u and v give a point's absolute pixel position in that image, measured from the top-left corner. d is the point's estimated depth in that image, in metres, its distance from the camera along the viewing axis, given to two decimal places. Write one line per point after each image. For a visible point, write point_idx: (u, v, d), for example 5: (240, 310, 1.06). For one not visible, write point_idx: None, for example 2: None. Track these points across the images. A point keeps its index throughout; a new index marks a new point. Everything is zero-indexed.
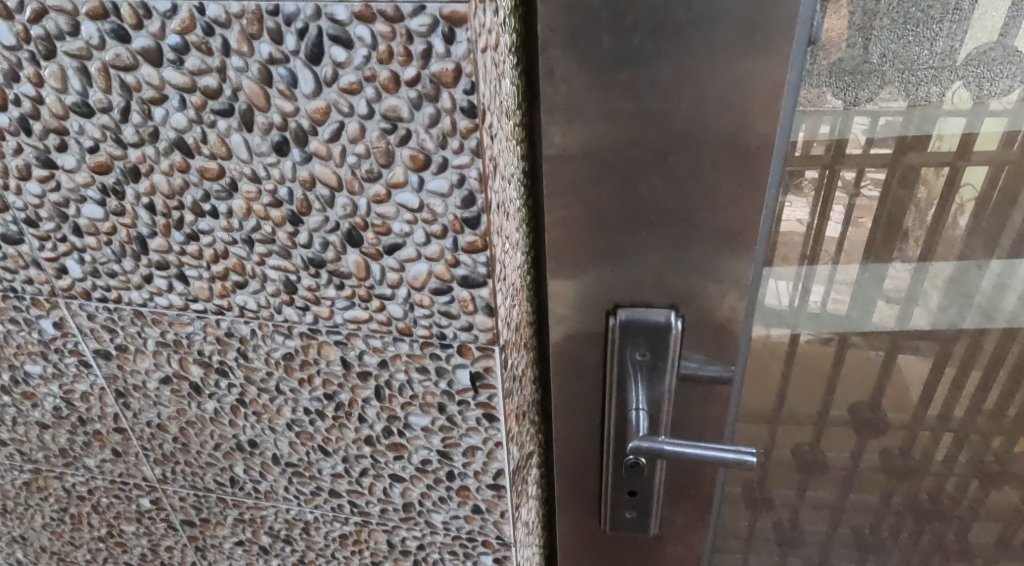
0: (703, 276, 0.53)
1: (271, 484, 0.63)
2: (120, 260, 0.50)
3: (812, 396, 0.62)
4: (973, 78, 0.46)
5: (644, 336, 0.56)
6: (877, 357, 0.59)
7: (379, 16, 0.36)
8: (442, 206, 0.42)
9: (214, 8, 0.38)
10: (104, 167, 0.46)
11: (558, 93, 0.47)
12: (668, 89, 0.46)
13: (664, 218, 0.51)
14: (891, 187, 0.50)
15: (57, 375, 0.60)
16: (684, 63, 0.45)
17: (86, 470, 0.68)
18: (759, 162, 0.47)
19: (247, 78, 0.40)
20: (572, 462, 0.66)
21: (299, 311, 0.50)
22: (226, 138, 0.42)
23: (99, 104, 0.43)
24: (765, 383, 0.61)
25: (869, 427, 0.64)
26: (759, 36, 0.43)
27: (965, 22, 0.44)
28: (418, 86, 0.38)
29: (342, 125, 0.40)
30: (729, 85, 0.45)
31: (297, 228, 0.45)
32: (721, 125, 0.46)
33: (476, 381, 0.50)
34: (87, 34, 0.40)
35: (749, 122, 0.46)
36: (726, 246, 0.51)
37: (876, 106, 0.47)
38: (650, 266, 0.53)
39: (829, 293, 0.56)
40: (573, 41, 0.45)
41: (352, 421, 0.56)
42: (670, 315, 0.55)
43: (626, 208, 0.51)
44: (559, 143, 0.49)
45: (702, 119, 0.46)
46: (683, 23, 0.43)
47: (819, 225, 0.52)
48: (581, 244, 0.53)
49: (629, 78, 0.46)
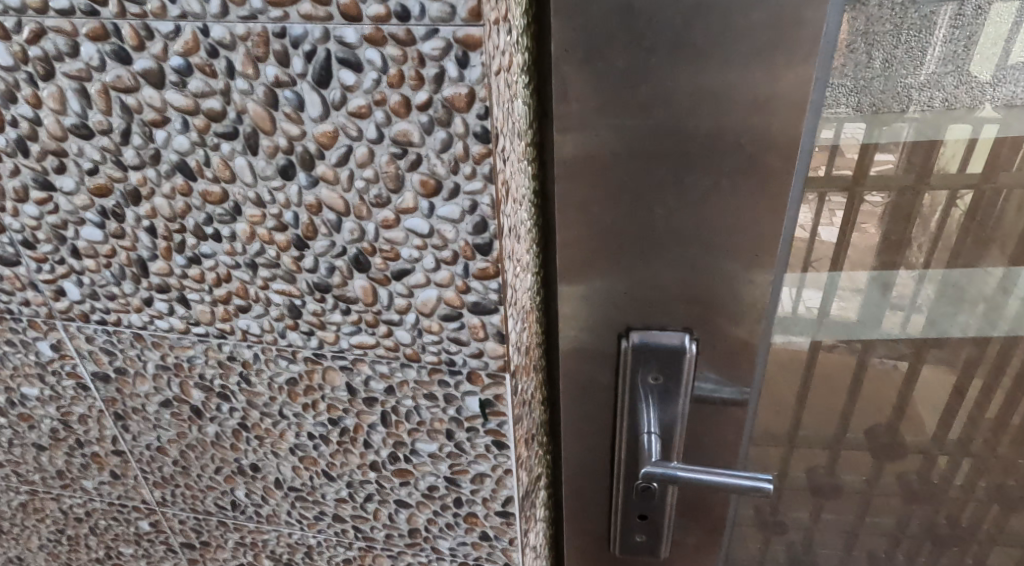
0: (719, 298, 0.51)
1: (273, 508, 0.62)
2: (119, 283, 0.49)
3: (827, 418, 0.60)
4: (975, 84, 0.45)
5: (656, 359, 0.54)
6: (896, 380, 0.58)
7: (390, 39, 0.35)
8: (453, 232, 0.40)
9: (218, 30, 0.36)
10: (104, 189, 0.44)
11: (571, 113, 0.46)
12: (684, 107, 0.44)
13: (679, 237, 0.49)
14: (912, 210, 0.49)
15: (55, 397, 0.59)
16: (701, 82, 0.43)
17: (84, 493, 0.67)
18: (779, 183, 0.46)
19: (252, 101, 0.38)
20: (581, 485, 0.65)
21: (303, 336, 0.49)
22: (230, 161, 0.41)
23: (99, 126, 0.41)
24: (782, 405, 0.59)
25: (885, 450, 0.62)
26: (781, 55, 0.42)
27: (969, 27, 0.43)
28: (429, 111, 0.36)
29: (351, 149, 0.39)
30: (749, 104, 0.43)
31: (302, 252, 0.44)
32: (740, 145, 0.45)
33: (486, 408, 0.49)
34: (87, 56, 0.39)
35: (769, 142, 0.45)
36: (744, 267, 0.50)
37: (877, 112, 0.45)
38: (663, 287, 0.52)
39: (849, 313, 0.54)
40: (588, 60, 0.44)
41: (357, 446, 0.55)
42: (684, 339, 0.53)
43: (639, 227, 0.49)
44: (572, 164, 0.48)
45: (721, 138, 0.45)
46: (701, 42, 0.42)
47: (838, 250, 0.51)
48: (594, 264, 0.52)
49: (640, 94, 0.44)
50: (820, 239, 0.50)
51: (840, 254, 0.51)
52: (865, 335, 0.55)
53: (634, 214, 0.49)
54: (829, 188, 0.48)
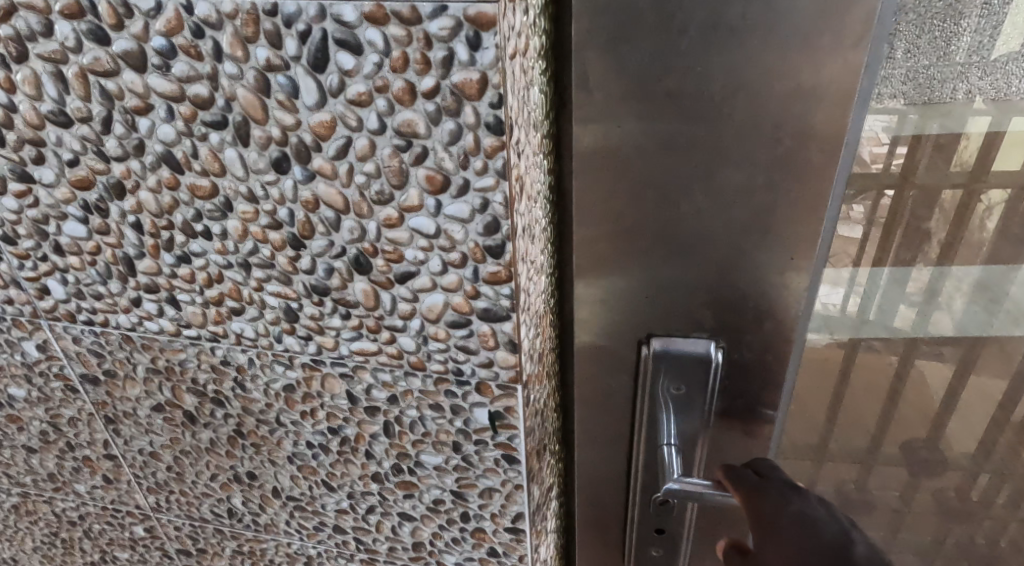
0: (748, 304, 0.48)
1: (271, 517, 0.59)
2: (105, 281, 0.46)
3: (862, 430, 0.56)
4: (1005, 77, 0.40)
5: (678, 366, 0.51)
6: (936, 392, 0.54)
7: (392, 17, 0.31)
8: (462, 232, 0.37)
9: (203, 7, 0.33)
10: (86, 182, 0.41)
11: (592, 102, 0.42)
12: (716, 98, 0.40)
13: (708, 238, 0.45)
14: (963, 216, 0.45)
15: (43, 399, 0.56)
16: (737, 70, 0.39)
17: (76, 496, 0.64)
18: (818, 182, 0.42)
19: (242, 87, 0.35)
20: (594, 495, 0.61)
21: (300, 341, 0.45)
22: (220, 153, 0.38)
23: (78, 114, 0.38)
24: (812, 414, 0.55)
25: (920, 464, 0.59)
26: (827, 41, 0.38)
27: (998, 16, 0.38)
28: (437, 98, 0.33)
29: (350, 140, 0.35)
30: (792, 94, 0.39)
31: (299, 252, 0.41)
32: (778, 140, 0.41)
33: (496, 420, 0.45)
34: (62, 35, 0.35)
35: (811, 138, 0.41)
36: (779, 273, 0.46)
37: (897, 103, 0.41)
38: (686, 291, 0.48)
39: (888, 315, 0.50)
40: (611, 44, 0.40)
41: (358, 456, 0.51)
42: (709, 346, 0.50)
43: (661, 227, 0.46)
44: (592, 158, 0.44)
45: (757, 132, 0.41)
46: (739, 22, 0.38)
47: (882, 252, 0.46)
48: (614, 265, 0.48)
49: (660, 83, 0.41)
50: (868, 241, 0.46)
51: (884, 258, 0.47)
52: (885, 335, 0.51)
53: (652, 213, 0.45)
54: (876, 187, 0.44)
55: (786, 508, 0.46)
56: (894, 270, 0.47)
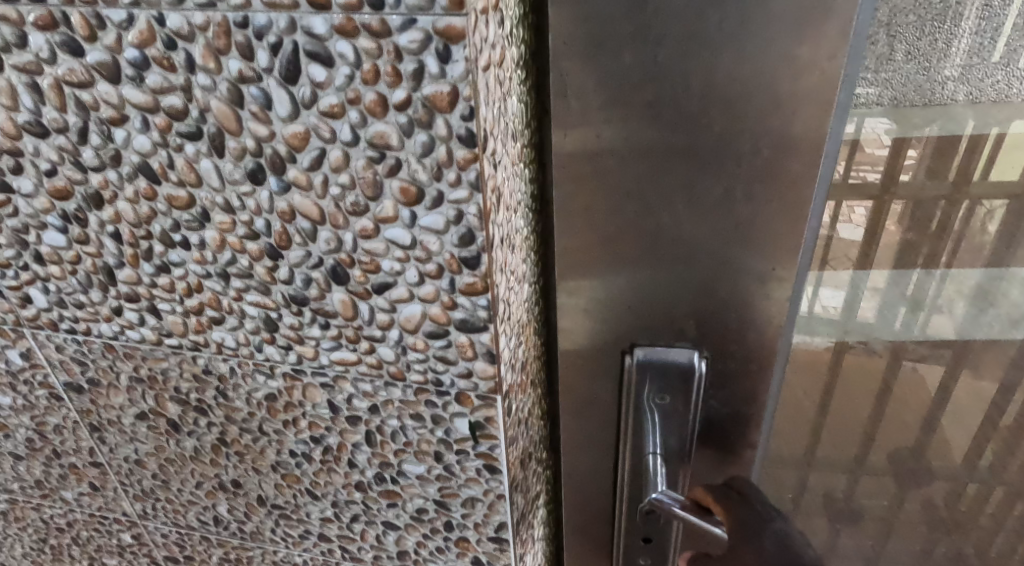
0: (731, 314, 0.47)
1: (257, 525, 0.59)
2: (86, 290, 0.46)
3: (849, 437, 0.56)
4: (1008, 78, 0.40)
5: (661, 375, 0.50)
6: (921, 399, 0.54)
7: (362, 30, 0.31)
8: (437, 243, 0.37)
9: (174, 19, 0.33)
10: (64, 192, 0.41)
11: (571, 112, 0.42)
12: (695, 108, 0.40)
13: (688, 249, 0.45)
14: (948, 222, 0.45)
15: (28, 407, 0.56)
16: (715, 81, 0.39)
17: (64, 503, 0.64)
18: (799, 193, 0.42)
19: (216, 98, 0.35)
20: (580, 501, 0.61)
21: (281, 350, 0.45)
22: (195, 164, 0.38)
23: (55, 124, 0.38)
24: (799, 421, 0.55)
25: (906, 471, 0.58)
26: (806, 49, 0.37)
27: (999, 18, 0.38)
28: (409, 111, 0.33)
29: (324, 152, 0.35)
30: (770, 103, 0.39)
31: (276, 262, 0.41)
32: (757, 150, 0.41)
33: (476, 430, 0.45)
34: (37, 47, 0.35)
35: (790, 147, 0.40)
36: (760, 284, 0.45)
37: (898, 106, 0.41)
38: (670, 301, 0.48)
39: (873, 317, 0.49)
40: (589, 55, 0.40)
41: (341, 465, 0.51)
42: (693, 356, 0.49)
43: (643, 237, 0.45)
44: (573, 168, 0.44)
45: (736, 141, 0.41)
46: (716, 32, 0.38)
47: (865, 258, 0.46)
48: (595, 274, 0.48)
49: (641, 92, 0.40)
50: (853, 247, 0.46)
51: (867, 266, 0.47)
52: (885, 339, 0.50)
53: (632, 223, 0.45)
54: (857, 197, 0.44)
55: (766, 525, 0.44)
56: (880, 273, 0.47)
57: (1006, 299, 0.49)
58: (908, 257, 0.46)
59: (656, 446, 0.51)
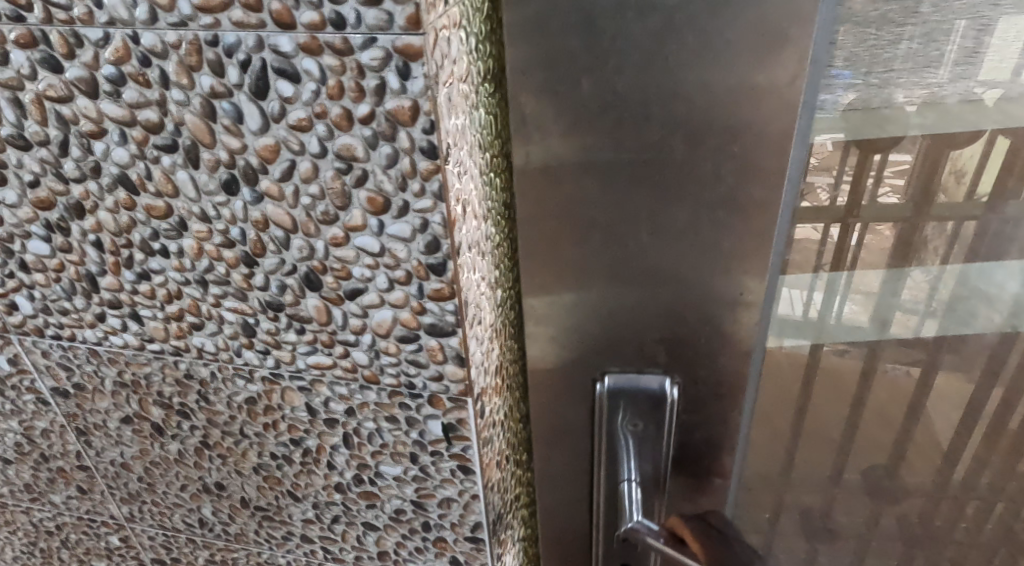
0: (700, 338, 0.48)
1: (241, 527, 0.60)
2: (70, 297, 0.47)
3: (823, 455, 0.57)
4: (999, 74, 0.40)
5: (633, 401, 0.51)
6: (896, 420, 0.55)
7: (327, 48, 0.32)
8: (405, 251, 0.38)
9: (148, 37, 0.34)
10: (47, 203, 0.42)
11: (534, 140, 0.43)
12: (656, 139, 0.41)
13: (655, 269, 0.46)
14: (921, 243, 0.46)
15: (16, 412, 0.57)
16: (674, 111, 0.40)
17: (52, 506, 0.65)
18: (761, 220, 0.43)
19: (190, 112, 0.36)
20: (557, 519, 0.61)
21: (259, 355, 0.47)
22: (172, 175, 0.39)
23: (37, 137, 0.39)
24: (775, 437, 0.56)
25: (880, 487, 0.60)
26: (761, 76, 0.39)
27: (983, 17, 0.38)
28: (373, 124, 0.34)
29: (294, 163, 0.37)
30: (730, 130, 0.40)
31: (252, 269, 0.42)
32: (720, 175, 0.42)
33: (450, 432, 0.47)
34: (18, 63, 0.37)
35: (752, 171, 0.41)
36: (725, 307, 0.47)
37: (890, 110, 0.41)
38: (640, 324, 0.49)
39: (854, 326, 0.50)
40: (551, 85, 0.41)
41: (320, 467, 0.53)
42: (664, 383, 0.50)
43: (613, 263, 0.47)
44: (541, 195, 0.45)
45: (698, 166, 0.42)
46: (674, 57, 0.39)
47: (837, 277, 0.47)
48: (565, 296, 0.49)
49: (604, 115, 0.41)
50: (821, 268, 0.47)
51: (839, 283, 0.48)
52: (863, 342, 0.51)
53: (600, 243, 0.46)
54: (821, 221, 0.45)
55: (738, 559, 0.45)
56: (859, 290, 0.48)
57: (980, 310, 0.49)
58: (875, 268, 0.47)
59: (632, 473, 0.52)
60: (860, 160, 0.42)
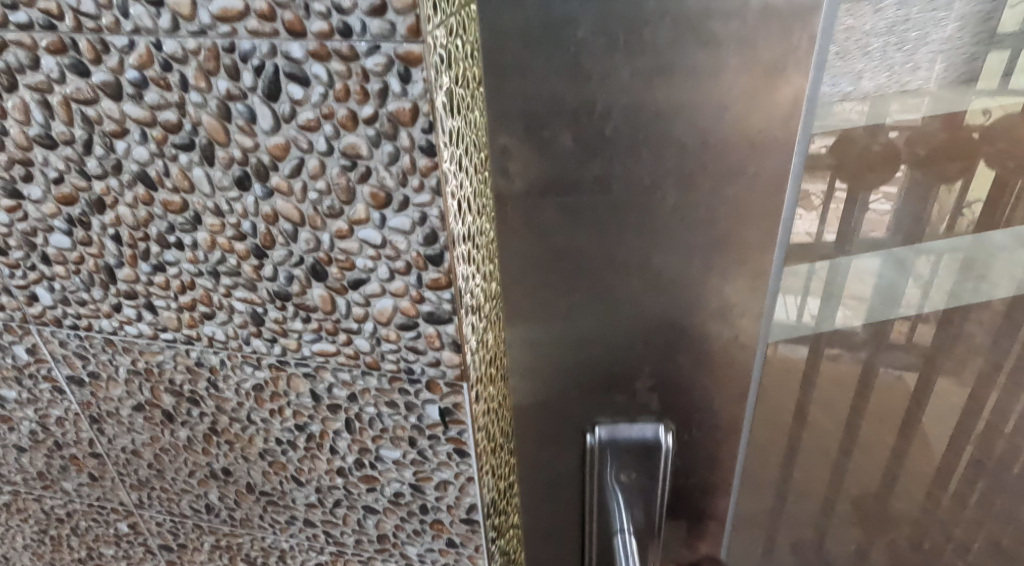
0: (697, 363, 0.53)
1: (246, 512, 0.63)
2: (88, 288, 0.50)
3: (812, 462, 0.62)
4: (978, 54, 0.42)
5: (629, 445, 0.57)
6: (882, 415, 0.61)
7: (334, 55, 0.35)
8: (405, 243, 0.41)
9: (170, 44, 0.37)
10: (70, 198, 0.45)
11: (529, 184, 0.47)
12: (648, 184, 0.46)
13: (652, 301, 0.50)
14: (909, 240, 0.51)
15: (32, 400, 0.60)
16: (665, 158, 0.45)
17: (64, 494, 0.68)
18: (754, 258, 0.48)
19: (206, 113, 0.39)
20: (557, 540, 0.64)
21: (267, 343, 0.49)
22: (188, 172, 0.42)
23: (62, 137, 0.42)
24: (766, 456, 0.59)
25: (865, 483, 0.65)
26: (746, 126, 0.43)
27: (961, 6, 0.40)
28: (376, 124, 0.37)
29: (302, 161, 0.40)
30: (727, 174, 0.45)
31: (261, 261, 0.45)
32: (715, 218, 0.47)
33: (446, 416, 0.49)
34: (48, 68, 0.40)
35: (748, 216, 0.46)
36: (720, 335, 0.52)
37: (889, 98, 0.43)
38: (638, 352, 0.53)
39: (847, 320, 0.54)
40: (541, 132, 0.45)
41: (324, 451, 0.55)
42: (657, 431, 0.56)
43: (614, 297, 0.51)
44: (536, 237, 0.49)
45: (692, 211, 0.46)
46: (663, 89, 0.42)
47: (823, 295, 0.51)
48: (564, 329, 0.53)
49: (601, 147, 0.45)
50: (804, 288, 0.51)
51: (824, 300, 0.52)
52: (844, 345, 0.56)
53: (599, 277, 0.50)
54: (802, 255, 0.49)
55: None
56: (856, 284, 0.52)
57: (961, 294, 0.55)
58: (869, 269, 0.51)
59: (625, 525, 0.58)
60: (848, 197, 0.47)
